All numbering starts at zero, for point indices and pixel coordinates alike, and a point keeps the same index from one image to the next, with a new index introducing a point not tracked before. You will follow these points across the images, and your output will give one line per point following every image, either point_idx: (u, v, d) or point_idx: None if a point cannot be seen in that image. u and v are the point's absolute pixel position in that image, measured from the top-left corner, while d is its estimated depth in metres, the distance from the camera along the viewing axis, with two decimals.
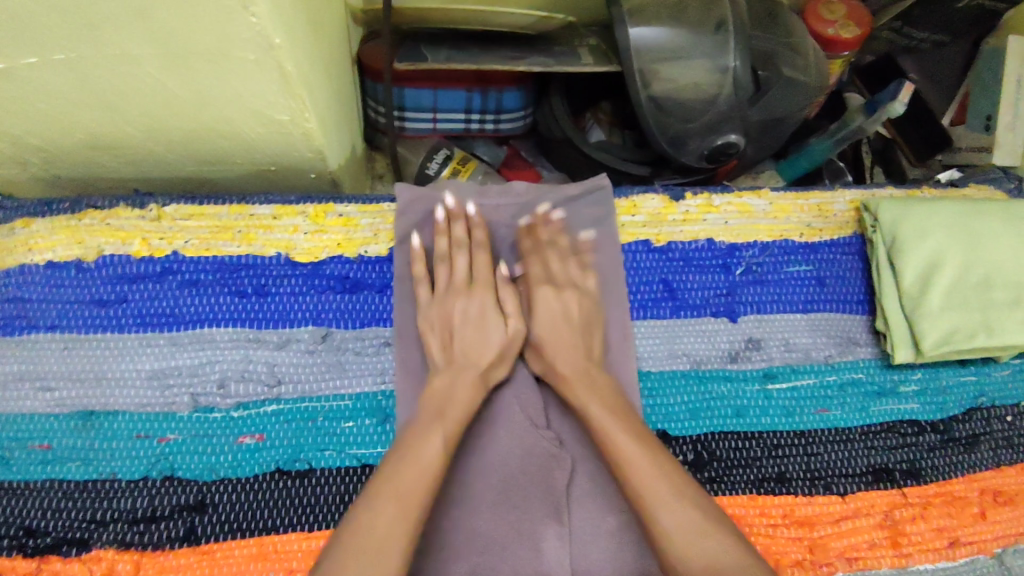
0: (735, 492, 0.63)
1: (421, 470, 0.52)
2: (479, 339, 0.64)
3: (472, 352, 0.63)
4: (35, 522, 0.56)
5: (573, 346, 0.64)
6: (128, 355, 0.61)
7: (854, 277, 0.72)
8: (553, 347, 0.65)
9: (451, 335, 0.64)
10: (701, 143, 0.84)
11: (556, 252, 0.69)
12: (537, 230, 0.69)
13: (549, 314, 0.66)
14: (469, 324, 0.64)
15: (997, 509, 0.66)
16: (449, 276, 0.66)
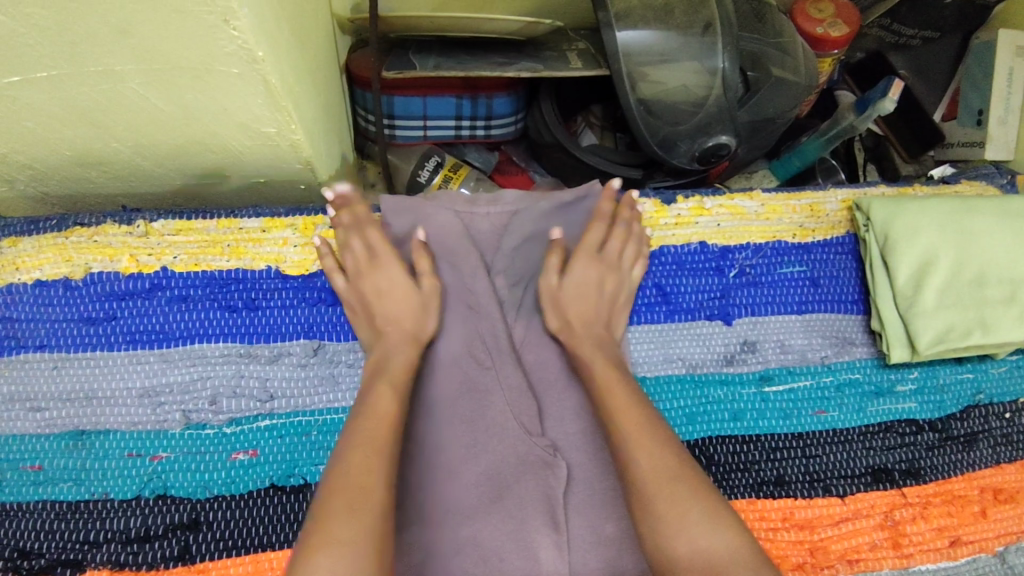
0: (733, 496, 0.63)
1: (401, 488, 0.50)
2: (395, 310, 0.63)
3: (396, 327, 0.62)
4: (28, 544, 0.56)
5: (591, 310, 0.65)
6: (118, 373, 0.60)
7: (849, 277, 0.71)
8: (578, 306, 0.65)
9: (371, 302, 0.63)
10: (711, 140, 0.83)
11: (623, 229, 0.69)
12: (607, 203, 0.69)
13: (586, 278, 0.66)
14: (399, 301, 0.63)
15: (998, 506, 0.66)
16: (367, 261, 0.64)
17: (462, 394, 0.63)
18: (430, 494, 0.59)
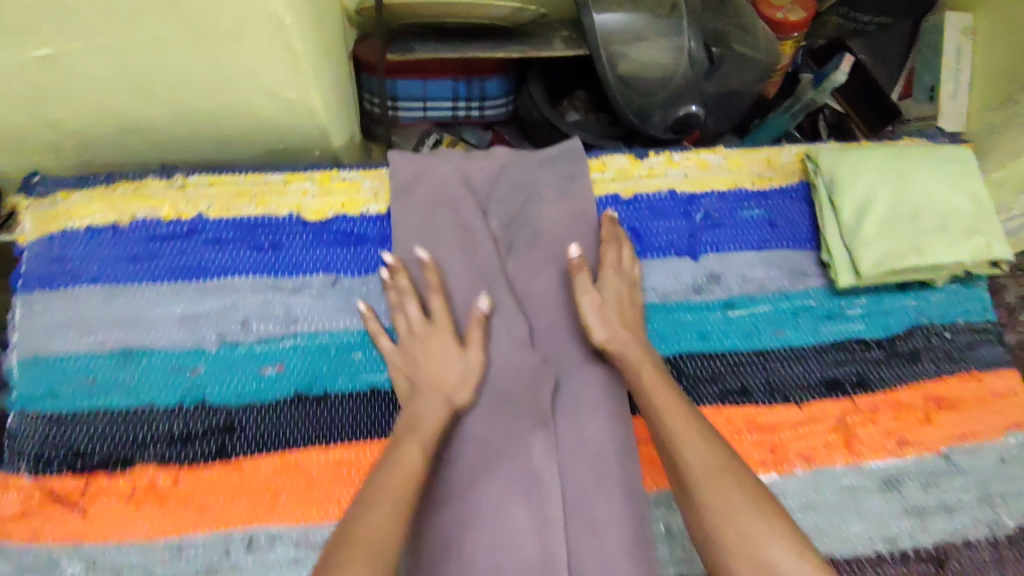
0: (702, 403, 0.72)
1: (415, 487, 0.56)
2: (441, 369, 0.65)
3: (438, 384, 0.64)
4: (83, 446, 0.64)
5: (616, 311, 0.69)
6: (161, 302, 0.69)
7: (802, 218, 0.80)
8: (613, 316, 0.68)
9: (417, 366, 0.66)
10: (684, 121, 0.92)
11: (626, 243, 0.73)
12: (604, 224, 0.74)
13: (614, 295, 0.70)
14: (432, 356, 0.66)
15: (941, 413, 0.74)
16: (406, 323, 0.68)
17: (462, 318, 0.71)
18: None
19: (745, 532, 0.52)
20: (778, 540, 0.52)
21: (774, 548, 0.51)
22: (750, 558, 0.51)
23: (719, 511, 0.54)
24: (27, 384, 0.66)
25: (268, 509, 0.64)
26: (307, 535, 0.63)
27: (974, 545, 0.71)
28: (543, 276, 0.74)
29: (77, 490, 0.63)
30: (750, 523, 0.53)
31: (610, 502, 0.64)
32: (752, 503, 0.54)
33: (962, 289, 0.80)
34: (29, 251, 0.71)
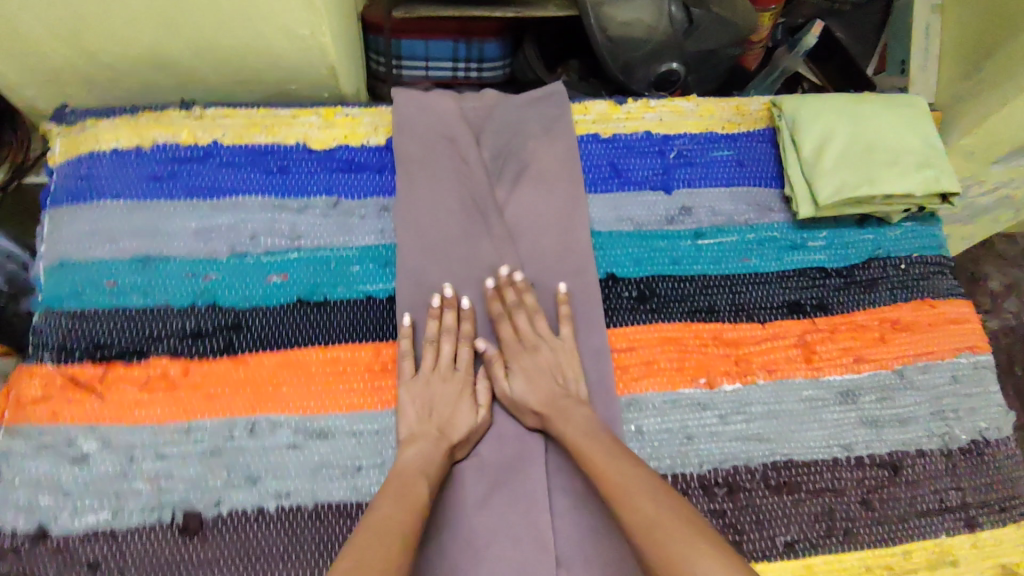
0: (672, 319, 0.78)
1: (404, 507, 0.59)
2: (454, 419, 0.70)
3: (448, 430, 0.68)
4: (102, 339, 0.70)
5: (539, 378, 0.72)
6: (177, 216, 0.75)
7: (768, 160, 0.87)
8: (544, 394, 0.71)
9: (433, 411, 0.69)
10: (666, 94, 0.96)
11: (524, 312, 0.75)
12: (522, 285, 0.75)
13: (528, 368, 0.73)
14: (445, 403, 0.70)
15: (895, 334, 0.80)
16: (433, 361, 0.72)
17: (453, 240, 0.77)
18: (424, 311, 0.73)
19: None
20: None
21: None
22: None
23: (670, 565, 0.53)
24: (53, 284, 0.72)
25: (270, 400, 0.70)
26: (306, 423, 0.69)
27: (928, 455, 0.75)
28: (527, 203, 0.80)
29: (95, 376, 0.69)
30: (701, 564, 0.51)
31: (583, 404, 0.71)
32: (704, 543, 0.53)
33: (917, 226, 0.86)
34: (61, 170, 0.78)
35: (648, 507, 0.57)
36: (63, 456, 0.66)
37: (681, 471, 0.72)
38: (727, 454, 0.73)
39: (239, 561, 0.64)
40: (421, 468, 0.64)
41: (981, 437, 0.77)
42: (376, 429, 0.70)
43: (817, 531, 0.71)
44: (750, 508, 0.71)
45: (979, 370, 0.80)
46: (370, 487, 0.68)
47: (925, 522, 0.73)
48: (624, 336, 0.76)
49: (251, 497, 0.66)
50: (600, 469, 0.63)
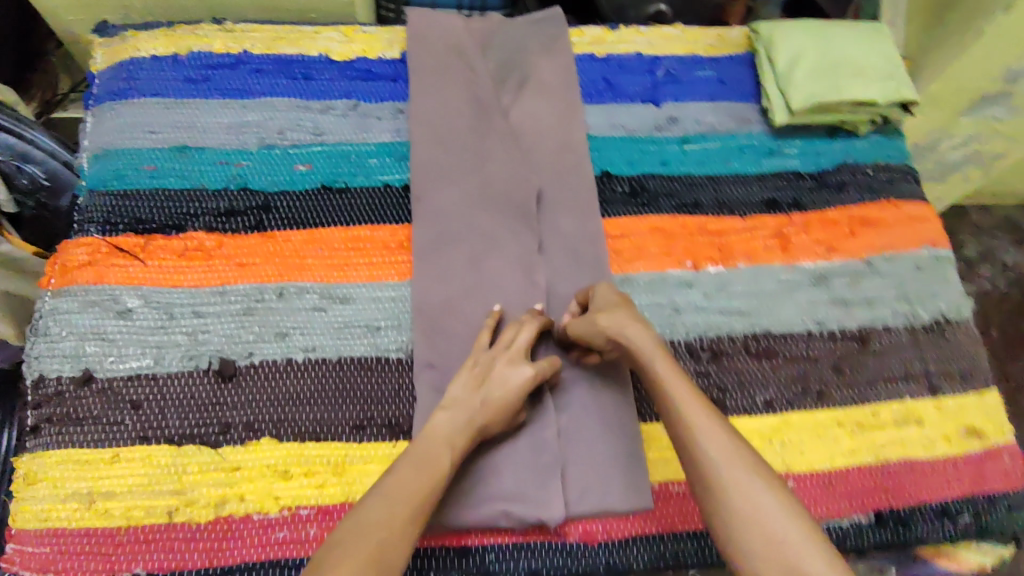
0: (661, 211, 0.85)
1: (423, 467, 0.62)
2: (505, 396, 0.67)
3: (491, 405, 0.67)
4: (145, 215, 0.77)
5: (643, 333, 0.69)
6: (212, 112, 0.83)
7: (748, 80, 0.95)
8: (641, 343, 0.69)
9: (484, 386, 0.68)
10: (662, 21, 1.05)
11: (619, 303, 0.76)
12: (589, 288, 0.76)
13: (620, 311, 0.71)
14: (502, 384, 0.68)
15: (863, 229, 0.88)
16: (508, 342, 0.71)
17: (465, 140, 0.83)
18: (437, 198, 0.80)
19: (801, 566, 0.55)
20: (809, 545, 0.55)
21: (800, 554, 0.55)
22: (778, 558, 0.55)
23: (754, 526, 0.57)
24: (98, 169, 0.79)
25: (297, 270, 0.76)
26: (330, 290, 0.76)
27: (893, 330, 0.83)
28: (530, 110, 0.87)
29: (137, 245, 0.75)
30: (790, 538, 0.56)
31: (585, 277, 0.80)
32: (777, 501, 0.58)
33: (883, 139, 0.94)
34: (104, 75, 0.85)
35: (735, 466, 0.60)
36: (108, 311, 0.72)
37: (668, 338, 0.79)
38: (712, 325, 0.80)
39: (270, 404, 0.70)
40: (447, 433, 0.65)
41: (943, 317, 0.85)
42: (394, 296, 0.77)
43: (794, 392, 0.78)
44: (732, 370, 0.78)
45: (940, 261, 0.87)
46: (389, 345, 0.75)
47: (892, 386, 0.80)
48: (618, 225, 0.84)
49: (281, 350, 0.73)
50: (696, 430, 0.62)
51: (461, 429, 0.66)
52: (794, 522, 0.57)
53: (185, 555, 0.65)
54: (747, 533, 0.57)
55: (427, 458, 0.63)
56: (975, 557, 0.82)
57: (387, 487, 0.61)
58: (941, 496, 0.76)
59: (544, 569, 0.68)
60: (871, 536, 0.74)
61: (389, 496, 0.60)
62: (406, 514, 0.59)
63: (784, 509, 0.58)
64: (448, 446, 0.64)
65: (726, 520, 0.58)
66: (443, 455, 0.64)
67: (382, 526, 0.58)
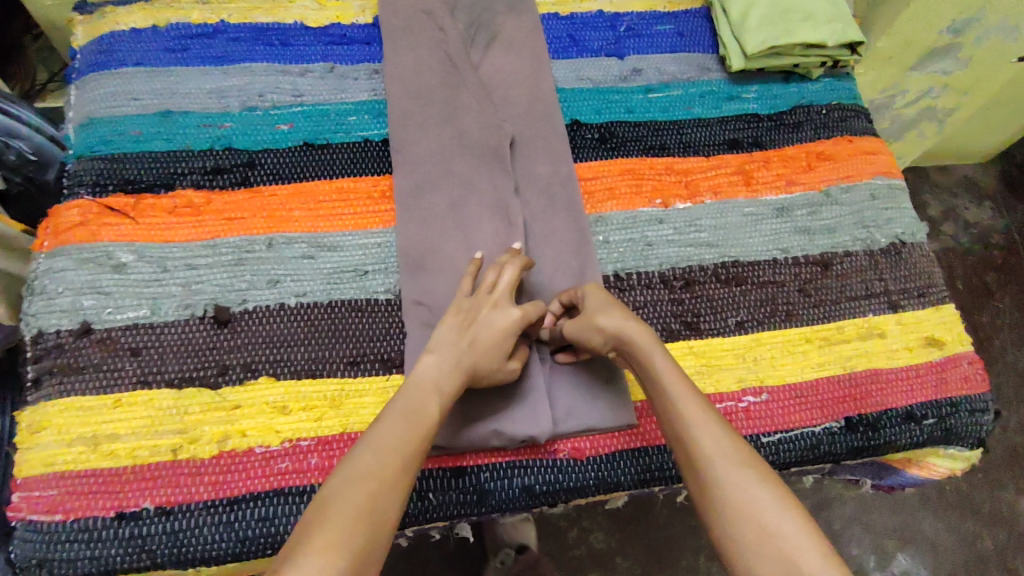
0: (629, 153, 0.90)
1: (410, 417, 0.62)
2: (489, 336, 0.69)
3: (477, 344, 0.69)
4: (133, 177, 0.80)
5: (631, 322, 0.69)
6: (194, 79, 0.86)
7: (705, 31, 1.00)
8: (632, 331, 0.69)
9: (471, 328, 0.70)
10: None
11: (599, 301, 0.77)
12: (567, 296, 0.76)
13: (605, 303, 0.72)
14: (487, 324, 0.70)
15: (821, 163, 0.93)
16: (493, 283, 0.73)
17: (439, 96, 0.87)
18: (416, 151, 0.84)
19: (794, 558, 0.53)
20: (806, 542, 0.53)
21: (795, 550, 0.53)
22: (773, 552, 0.53)
23: (745, 516, 0.56)
24: (85, 136, 0.82)
25: (285, 221, 0.79)
26: (317, 239, 0.79)
27: (854, 254, 0.88)
28: (501, 66, 0.91)
29: (128, 205, 0.78)
30: (781, 526, 0.55)
31: (562, 217, 0.83)
32: (776, 499, 0.56)
33: (835, 82, 1.00)
34: (85, 50, 0.88)
35: (723, 453, 0.60)
36: (103, 267, 0.74)
37: (642, 270, 0.83)
38: (683, 256, 0.85)
39: (265, 346, 0.73)
40: (434, 379, 0.66)
41: (899, 240, 0.90)
42: (380, 241, 0.80)
43: (764, 313, 0.83)
44: (704, 296, 0.83)
45: (894, 189, 0.93)
46: (377, 287, 0.78)
47: (854, 304, 0.85)
48: (590, 169, 0.88)
49: (273, 296, 0.76)
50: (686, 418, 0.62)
51: (450, 371, 0.67)
52: (791, 516, 0.55)
53: (191, 488, 0.67)
54: (739, 528, 0.56)
55: (413, 405, 0.63)
56: (947, 464, 0.85)
57: (375, 438, 0.60)
58: (906, 402, 0.81)
59: (536, 485, 0.71)
60: (842, 443, 0.78)
61: (378, 446, 0.60)
62: (396, 463, 0.59)
63: (779, 500, 0.56)
64: (433, 395, 0.65)
65: (719, 515, 0.57)
66: (428, 402, 0.64)
67: (373, 477, 0.57)
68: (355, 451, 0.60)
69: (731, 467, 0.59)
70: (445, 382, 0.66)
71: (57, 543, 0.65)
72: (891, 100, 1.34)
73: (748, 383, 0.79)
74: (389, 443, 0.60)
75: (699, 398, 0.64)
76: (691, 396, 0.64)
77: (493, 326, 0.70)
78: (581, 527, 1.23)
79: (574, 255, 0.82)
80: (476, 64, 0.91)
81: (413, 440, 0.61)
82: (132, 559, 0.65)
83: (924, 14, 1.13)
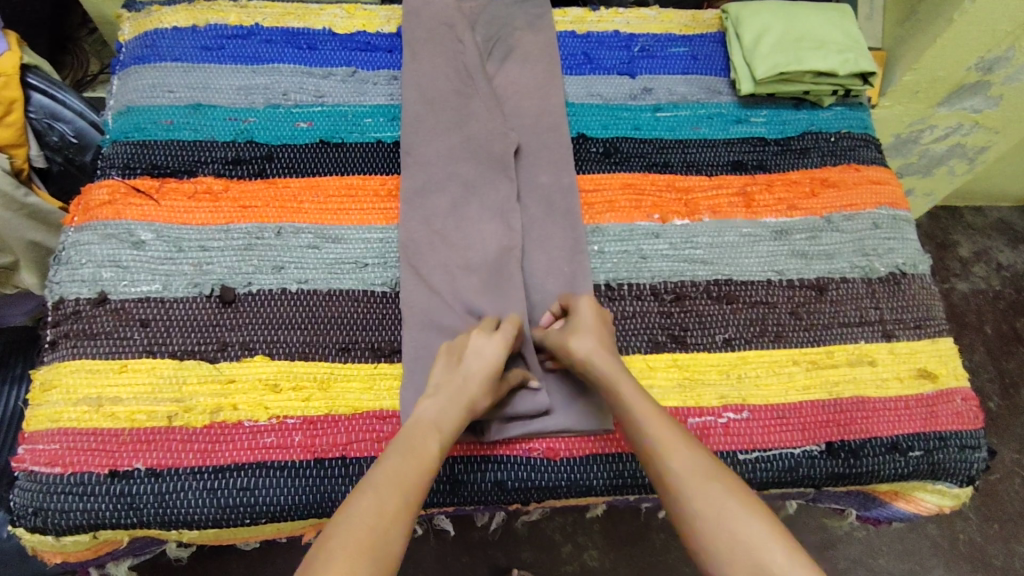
0: (632, 169, 0.92)
1: (411, 456, 0.64)
2: (480, 370, 0.71)
3: (472, 380, 0.70)
4: (160, 162, 0.86)
5: (597, 343, 0.73)
6: (225, 75, 0.92)
7: (718, 55, 1.02)
8: (599, 354, 0.72)
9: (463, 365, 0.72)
10: (645, 5, 1.12)
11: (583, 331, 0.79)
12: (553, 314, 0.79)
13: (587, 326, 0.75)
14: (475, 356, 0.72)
15: (824, 189, 0.93)
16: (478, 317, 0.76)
17: (452, 104, 0.91)
18: (425, 154, 0.88)
19: (763, 561, 0.56)
20: (772, 543, 0.57)
21: (759, 551, 0.57)
22: (740, 556, 0.57)
23: (717, 524, 0.59)
24: (121, 123, 0.88)
25: (294, 212, 0.84)
26: (323, 230, 0.83)
27: (851, 281, 0.88)
28: (514, 78, 0.94)
29: (152, 187, 0.84)
30: (747, 532, 0.58)
31: (560, 226, 0.86)
32: (741, 504, 0.60)
33: (847, 111, 1.01)
34: (130, 44, 0.95)
35: (690, 465, 0.63)
36: (123, 242, 0.80)
37: (634, 281, 0.85)
38: (676, 271, 0.86)
39: (264, 327, 0.77)
40: (433, 419, 0.68)
41: (899, 270, 0.89)
42: (382, 237, 0.84)
43: (752, 332, 0.83)
44: (693, 311, 0.84)
45: (899, 220, 0.92)
46: (374, 279, 0.82)
47: (846, 330, 0.85)
48: (593, 182, 0.90)
49: (277, 281, 0.80)
50: (654, 438, 0.65)
51: (448, 412, 0.69)
52: (755, 520, 0.59)
53: (181, 454, 0.71)
54: (711, 535, 0.59)
55: (414, 445, 0.65)
56: (934, 500, 0.84)
57: (376, 477, 0.63)
58: (891, 433, 0.80)
59: (509, 481, 0.74)
60: (822, 467, 0.78)
61: (378, 484, 0.62)
62: (395, 501, 0.61)
63: (744, 506, 0.60)
64: (434, 435, 0.67)
65: (691, 527, 0.60)
66: (429, 444, 0.66)
67: (373, 516, 0.59)
68: (358, 490, 0.62)
69: (698, 478, 0.62)
70: (444, 417, 0.68)
71: (53, 493, 0.69)
72: (918, 135, 1.32)
73: (730, 400, 0.79)
74: (388, 482, 0.62)
75: (662, 417, 0.67)
76: (656, 415, 0.67)
77: (484, 359, 0.72)
78: (576, 542, 1.23)
79: (566, 263, 0.84)
80: (491, 75, 0.95)
81: (415, 480, 0.63)
82: (121, 515, 0.69)
83: (949, 52, 1.11)
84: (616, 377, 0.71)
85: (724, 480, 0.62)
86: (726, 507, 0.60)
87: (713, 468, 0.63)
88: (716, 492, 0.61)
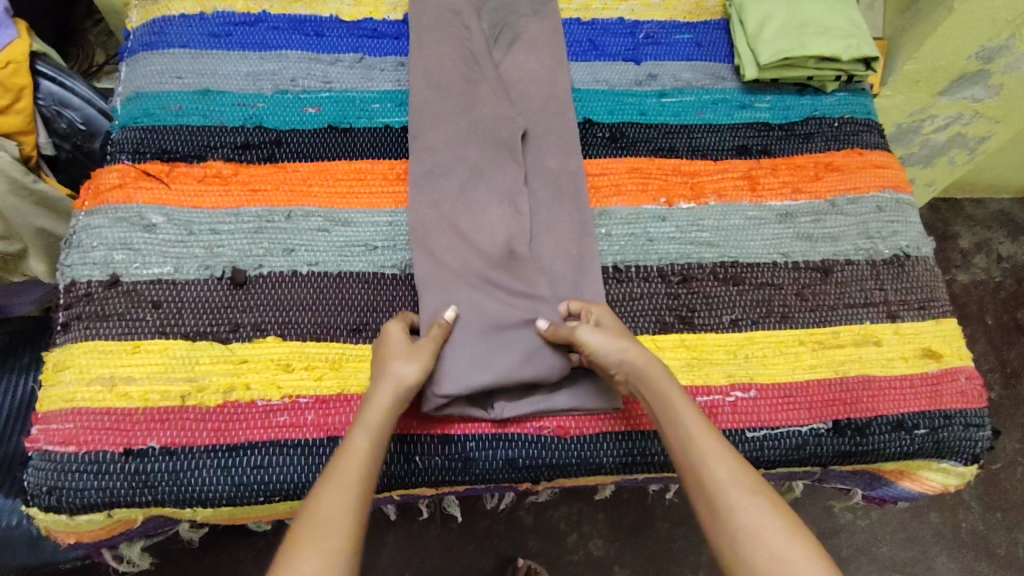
0: (638, 153, 0.93)
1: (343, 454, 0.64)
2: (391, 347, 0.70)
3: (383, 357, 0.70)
4: (170, 147, 0.86)
5: (640, 349, 0.71)
6: (233, 62, 0.92)
7: (722, 42, 1.03)
8: (644, 360, 0.70)
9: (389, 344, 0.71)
10: None
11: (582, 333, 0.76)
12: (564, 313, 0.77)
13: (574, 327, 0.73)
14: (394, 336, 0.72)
15: (828, 173, 0.94)
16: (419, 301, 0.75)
17: (458, 89, 0.91)
18: (432, 139, 0.88)
19: None
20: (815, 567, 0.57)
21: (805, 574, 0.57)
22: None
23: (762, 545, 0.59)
24: (130, 109, 0.89)
25: (304, 196, 0.85)
26: (332, 214, 0.84)
27: (855, 264, 0.89)
28: (519, 64, 0.95)
29: (162, 170, 0.84)
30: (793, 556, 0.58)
31: (567, 209, 0.86)
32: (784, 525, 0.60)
33: (850, 96, 1.01)
34: (138, 32, 0.95)
35: (737, 483, 0.62)
36: (134, 225, 0.80)
37: (641, 264, 0.86)
38: (682, 254, 0.87)
39: (275, 309, 0.78)
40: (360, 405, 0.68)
41: (903, 253, 0.90)
42: (392, 220, 0.85)
43: (758, 313, 0.84)
44: (700, 293, 0.85)
45: (902, 204, 0.93)
46: (383, 261, 0.82)
47: (851, 312, 0.85)
48: (600, 166, 0.91)
49: (288, 263, 0.80)
50: (702, 450, 0.64)
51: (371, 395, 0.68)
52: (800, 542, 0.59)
53: (195, 433, 0.71)
54: (752, 556, 0.59)
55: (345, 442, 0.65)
56: (938, 479, 0.85)
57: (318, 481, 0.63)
58: (896, 411, 0.81)
59: (519, 459, 0.75)
60: (828, 445, 0.79)
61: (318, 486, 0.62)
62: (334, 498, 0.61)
63: (787, 528, 0.60)
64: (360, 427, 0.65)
65: (735, 544, 0.60)
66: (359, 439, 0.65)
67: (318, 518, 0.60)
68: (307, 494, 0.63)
69: (746, 496, 0.62)
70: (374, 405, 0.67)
71: (67, 472, 0.70)
72: (919, 124, 1.33)
73: (737, 378, 0.80)
74: (324, 482, 0.62)
75: (709, 430, 0.66)
76: (704, 428, 0.66)
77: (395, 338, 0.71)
78: (581, 531, 1.23)
79: (574, 244, 0.85)
80: (496, 61, 0.95)
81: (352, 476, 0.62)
82: (136, 493, 0.70)
83: (951, 40, 1.12)
84: (662, 383, 0.69)
85: (769, 499, 0.62)
86: (774, 528, 0.60)
87: (759, 486, 0.63)
88: (762, 511, 0.61)
